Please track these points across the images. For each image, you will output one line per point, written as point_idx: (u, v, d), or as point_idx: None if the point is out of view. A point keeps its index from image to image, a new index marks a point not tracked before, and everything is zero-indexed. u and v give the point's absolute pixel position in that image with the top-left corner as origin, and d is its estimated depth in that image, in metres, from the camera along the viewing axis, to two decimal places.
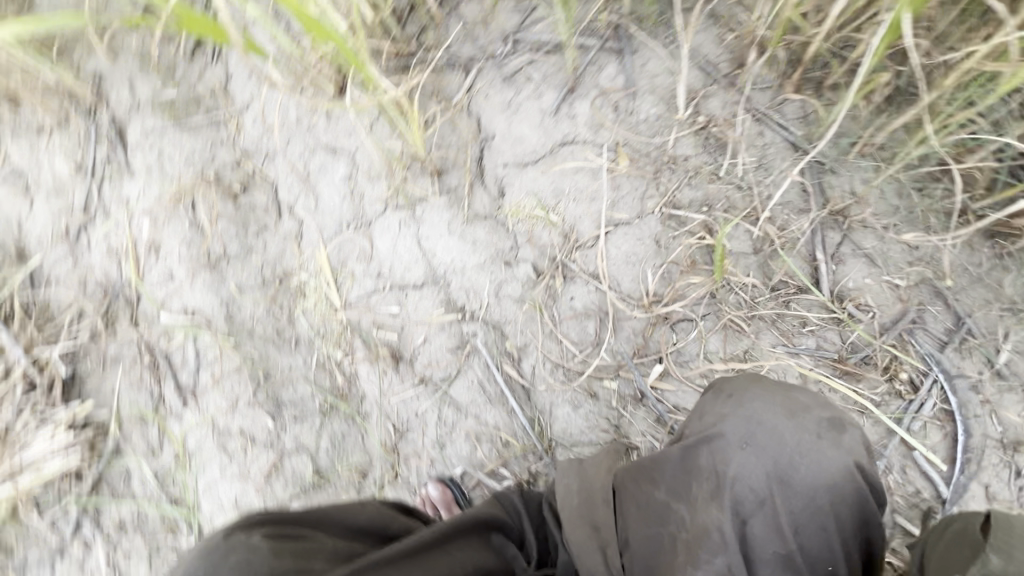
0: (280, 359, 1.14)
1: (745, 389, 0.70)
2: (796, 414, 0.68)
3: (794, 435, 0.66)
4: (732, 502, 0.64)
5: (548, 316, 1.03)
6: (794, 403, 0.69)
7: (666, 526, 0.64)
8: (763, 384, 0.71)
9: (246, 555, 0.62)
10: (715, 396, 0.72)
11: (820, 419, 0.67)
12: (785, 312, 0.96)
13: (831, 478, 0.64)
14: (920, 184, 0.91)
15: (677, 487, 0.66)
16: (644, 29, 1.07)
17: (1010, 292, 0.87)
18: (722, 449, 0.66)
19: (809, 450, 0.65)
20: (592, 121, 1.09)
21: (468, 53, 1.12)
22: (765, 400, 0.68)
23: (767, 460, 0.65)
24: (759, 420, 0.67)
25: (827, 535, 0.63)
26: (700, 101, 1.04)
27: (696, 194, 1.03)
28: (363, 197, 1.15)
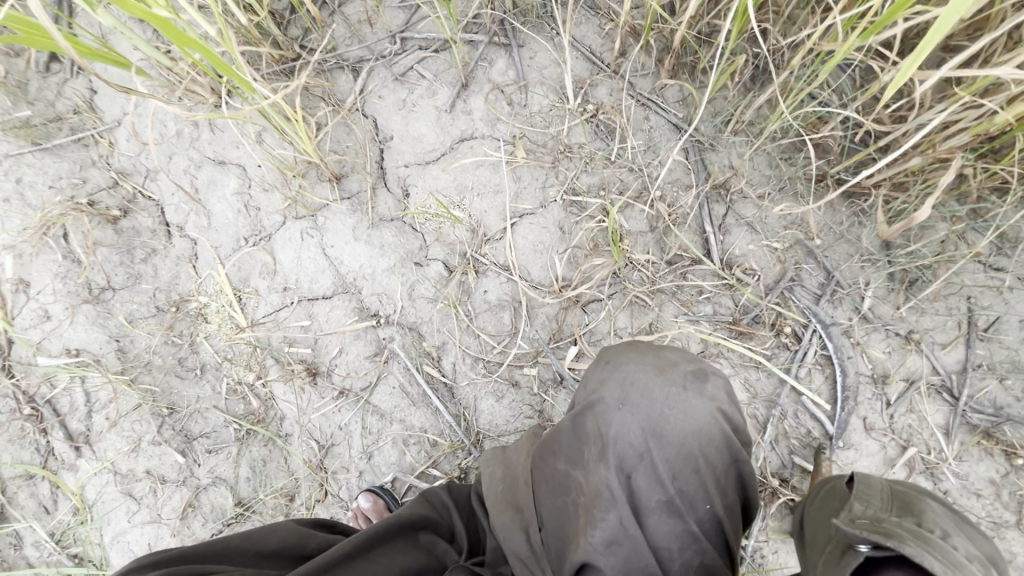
0: (184, 390, 1.07)
1: (620, 352, 0.67)
2: (664, 369, 0.65)
3: (661, 388, 0.63)
4: (612, 461, 0.62)
5: (464, 312, 1.04)
6: (664, 359, 0.66)
7: (569, 494, 0.64)
8: (638, 346, 0.69)
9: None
10: (597, 364, 0.69)
11: (686, 368, 0.64)
12: (682, 283, 1.02)
13: (701, 424, 0.62)
14: (786, 154, 1.00)
15: (569, 455, 0.65)
16: (529, 23, 1.10)
17: (868, 244, 0.98)
18: (602, 413, 0.63)
19: (677, 401, 0.62)
20: (488, 116, 1.11)
21: (358, 53, 1.12)
22: (635, 361, 0.65)
23: (642, 416, 0.62)
24: (630, 379, 0.64)
25: (702, 477, 0.61)
26: (587, 90, 1.09)
27: (592, 179, 1.07)
28: (259, 210, 1.10)
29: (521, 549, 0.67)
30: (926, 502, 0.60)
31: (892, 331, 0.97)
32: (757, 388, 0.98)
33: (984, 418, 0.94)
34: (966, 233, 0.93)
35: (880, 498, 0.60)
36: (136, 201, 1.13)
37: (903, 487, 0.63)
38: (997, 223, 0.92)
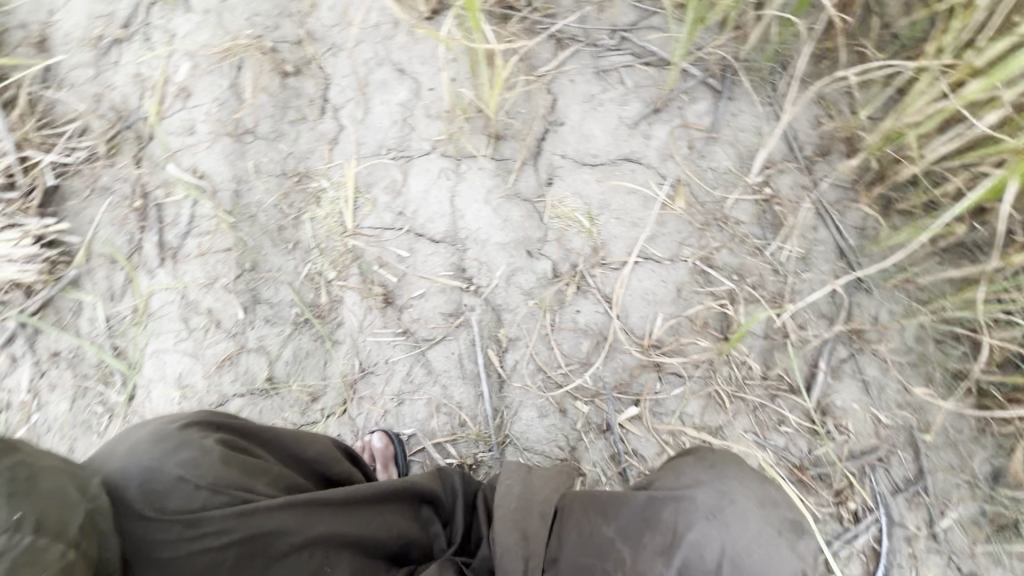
0: (271, 256, 1.09)
1: (727, 465, 0.70)
2: (766, 504, 0.67)
3: (758, 523, 0.65)
4: (676, 560, 0.63)
5: (549, 319, 1.02)
6: (768, 493, 0.69)
7: (604, 561, 0.65)
8: (745, 467, 0.71)
9: (197, 454, 0.59)
10: (698, 461, 0.72)
11: (785, 513, 0.67)
12: (768, 404, 0.97)
13: None
14: (941, 339, 0.93)
15: (629, 527, 0.66)
16: (750, 81, 1.05)
17: (976, 467, 0.90)
18: (688, 511, 0.66)
19: (766, 542, 0.64)
20: (664, 150, 1.06)
21: (573, 30, 1.09)
22: (741, 481, 0.68)
23: (729, 535, 0.64)
24: (730, 495, 0.66)
25: None
26: (772, 173, 1.03)
27: (732, 259, 1.02)
28: (413, 129, 1.11)
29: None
30: None
31: (954, 562, 0.89)
32: None
33: None
34: None
35: None
36: (310, 67, 1.16)
37: None
38: None
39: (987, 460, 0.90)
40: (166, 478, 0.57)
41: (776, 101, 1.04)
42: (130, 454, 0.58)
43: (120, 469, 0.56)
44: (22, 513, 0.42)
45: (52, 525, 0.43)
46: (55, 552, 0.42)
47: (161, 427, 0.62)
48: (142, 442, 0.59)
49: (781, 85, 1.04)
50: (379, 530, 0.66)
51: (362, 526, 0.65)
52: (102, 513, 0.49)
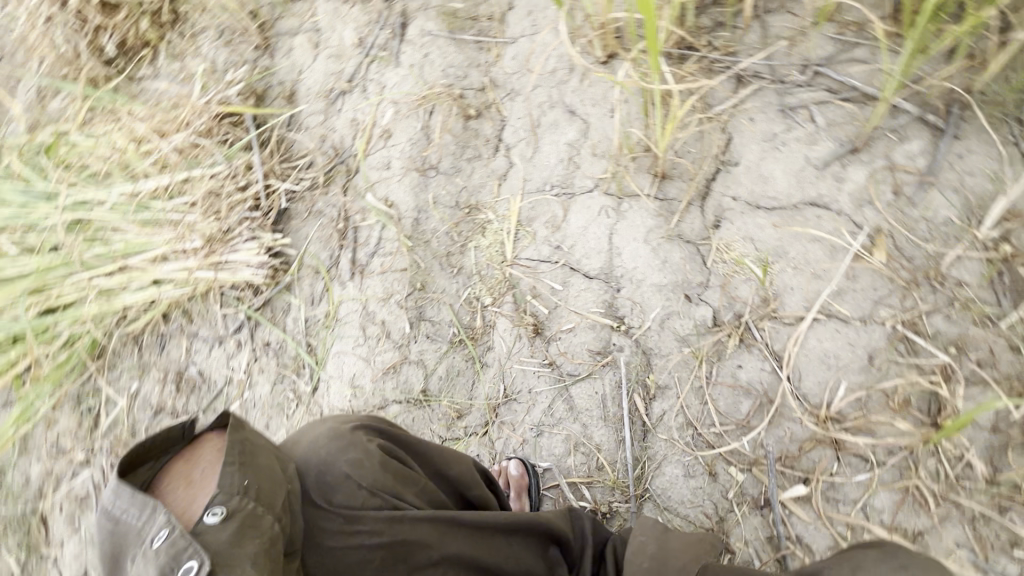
0: (437, 278, 1.20)
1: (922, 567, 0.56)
2: None
3: None
4: None
5: (705, 371, 0.94)
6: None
7: None
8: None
9: (362, 455, 0.64)
10: (880, 555, 0.59)
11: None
12: (994, 517, 0.77)
13: None
14: None
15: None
16: (985, 117, 0.88)
17: None
18: None
19: None
20: (860, 195, 0.93)
21: (756, 66, 1.02)
22: None
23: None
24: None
25: None
26: (1014, 227, 0.85)
27: (949, 327, 0.85)
28: (578, 167, 1.14)
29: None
30: None
31: None
32: None
33: None
34: None
35: None
36: (489, 111, 1.27)
37: None
38: None
39: None
40: (336, 472, 0.63)
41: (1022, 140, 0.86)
42: (309, 446, 0.65)
43: (304, 460, 0.64)
44: (247, 482, 0.51)
45: (266, 497, 0.51)
46: (268, 520, 0.50)
47: (336, 425, 0.68)
48: (320, 438, 0.67)
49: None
50: (505, 558, 0.67)
51: (490, 552, 0.66)
52: (295, 494, 0.57)
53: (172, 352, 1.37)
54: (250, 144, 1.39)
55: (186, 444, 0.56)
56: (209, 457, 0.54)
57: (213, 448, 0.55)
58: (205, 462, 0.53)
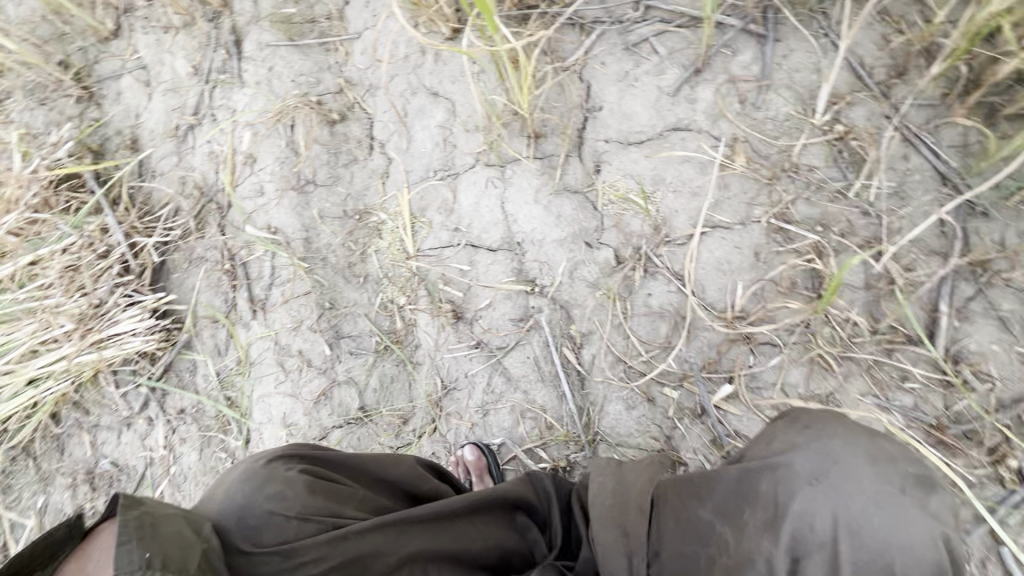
0: (346, 292, 1.16)
1: (824, 423, 0.62)
2: (880, 461, 0.58)
3: (874, 483, 0.57)
4: (783, 536, 0.57)
5: (621, 308, 0.98)
6: (877, 446, 0.59)
7: (706, 548, 0.60)
8: (846, 421, 0.62)
9: (284, 488, 0.62)
10: (789, 423, 0.65)
11: (904, 465, 0.58)
12: (884, 361, 0.86)
13: (913, 544, 0.54)
14: None
15: (723, 510, 0.61)
16: (796, 17, 0.97)
17: None
18: (785, 480, 0.59)
19: (890, 505, 0.55)
20: (712, 110, 1.01)
21: (593, 13, 1.07)
22: (846, 440, 0.60)
23: (839, 500, 0.57)
24: (834, 458, 0.59)
25: None
26: (841, 108, 0.94)
27: (812, 210, 0.93)
28: (455, 147, 1.13)
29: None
30: None
31: None
32: None
33: None
34: None
35: None
36: (353, 111, 1.22)
37: None
38: None
39: None
40: (259, 514, 0.61)
41: (830, 30, 0.96)
42: (222, 496, 0.62)
43: (219, 511, 0.61)
44: (148, 554, 0.50)
45: (173, 564, 0.51)
46: None
47: (251, 465, 0.66)
48: (235, 483, 0.64)
49: (833, 12, 0.96)
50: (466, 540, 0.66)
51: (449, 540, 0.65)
52: (215, 553, 0.55)
53: (75, 452, 1.23)
54: (99, 205, 1.26)
55: (81, 540, 0.55)
56: (101, 546, 0.54)
57: (107, 536, 0.54)
58: (98, 552, 0.53)
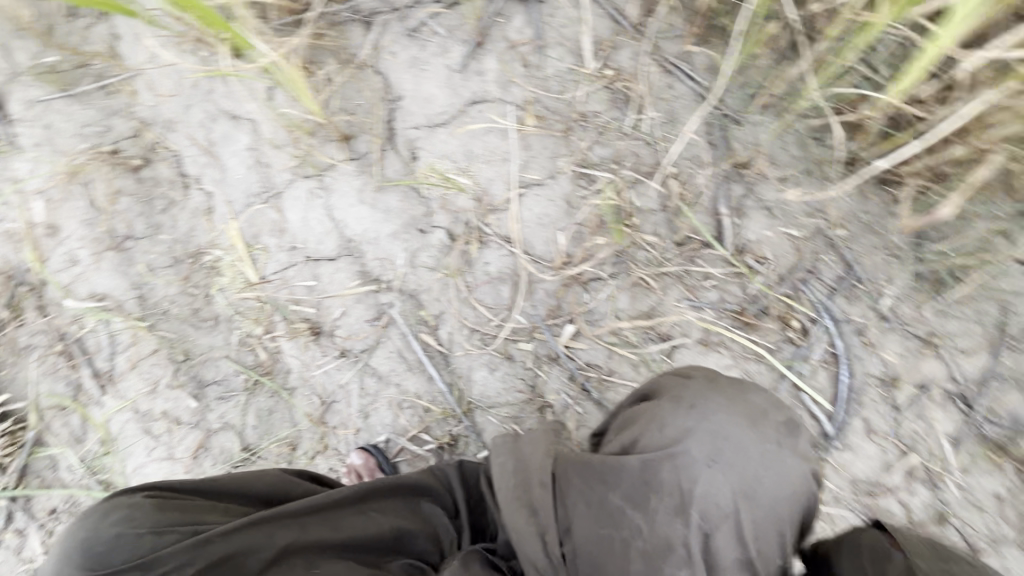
0: (199, 339, 1.12)
1: (706, 399, 0.69)
2: (756, 423, 0.67)
3: (757, 446, 0.65)
4: (695, 516, 0.62)
5: (463, 282, 1.03)
6: (747, 408, 0.69)
7: (620, 531, 0.62)
8: (722, 392, 0.70)
9: (132, 511, 0.73)
10: (677, 405, 0.70)
11: (769, 415, 0.69)
12: (690, 268, 0.97)
13: (790, 488, 0.64)
14: (816, 134, 0.95)
15: (637, 496, 0.63)
16: None
17: (895, 240, 0.91)
18: (688, 465, 0.64)
19: (770, 460, 0.65)
20: (501, 78, 1.07)
21: (371, 6, 1.08)
22: (727, 413, 0.68)
23: (733, 469, 0.64)
24: (724, 433, 0.66)
25: (781, 538, 0.63)
26: (608, 53, 1.04)
27: (605, 151, 1.03)
28: (269, 167, 1.11)
29: (540, 559, 0.64)
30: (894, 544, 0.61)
31: (908, 332, 0.89)
32: (756, 381, 0.93)
33: (1001, 433, 0.87)
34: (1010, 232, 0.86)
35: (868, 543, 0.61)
36: (157, 153, 1.15)
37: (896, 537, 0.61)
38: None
39: (902, 229, 0.91)
40: (105, 539, 0.71)
41: None
42: (78, 536, 0.72)
43: (77, 549, 0.71)
44: None
45: None
46: None
47: (105, 502, 0.76)
48: (83, 525, 0.74)
49: None
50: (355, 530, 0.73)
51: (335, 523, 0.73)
52: None
53: None
54: None
55: None
56: None
57: None
58: None
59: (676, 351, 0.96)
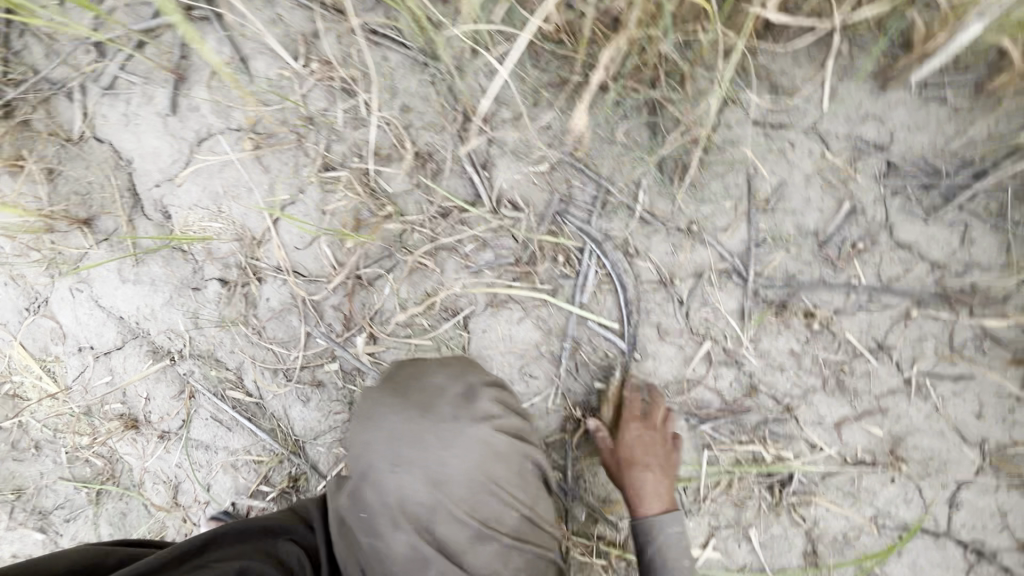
0: (28, 470, 1.08)
1: (379, 402, 0.67)
2: (429, 408, 0.66)
3: (434, 427, 0.65)
4: (405, 522, 0.62)
5: (250, 325, 1.00)
6: (423, 398, 0.67)
7: (384, 561, 0.62)
8: (395, 390, 0.69)
9: None
10: (358, 420, 0.67)
11: (453, 390, 0.69)
12: (460, 235, 0.95)
13: (478, 450, 0.65)
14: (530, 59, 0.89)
15: (368, 525, 0.63)
16: None
17: (635, 140, 0.89)
18: (378, 478, 0.63)
19: (449, 437, 0.65)
20: (219, 106, 0.98)
21: (62, 72, 0.98)
22: (395, 412, 0.66)
23: (436, 456, 0.64)
24: (397, 431, 0.64)
25: (493, 493, 0.65)
26: (311, 44, 0.97)
27: (344, 147, 0.98)
28: (25, 279, 1.03)
29: None
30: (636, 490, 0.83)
31: (670, 228, 0.90)
32: (550, 323, 0.93)
33: (778, 294, 0.89)
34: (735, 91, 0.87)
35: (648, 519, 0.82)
36: None
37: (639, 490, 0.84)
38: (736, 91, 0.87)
39: (637, 125, 0.88)
40: None
41: None
42: None
43: None
44: None
45: None
46: None
47: None
48: None
49: None
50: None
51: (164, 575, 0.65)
52: None
53: None
54: None
55: None
56: None
57: None
58: None
59: (469, 321, 0.95)
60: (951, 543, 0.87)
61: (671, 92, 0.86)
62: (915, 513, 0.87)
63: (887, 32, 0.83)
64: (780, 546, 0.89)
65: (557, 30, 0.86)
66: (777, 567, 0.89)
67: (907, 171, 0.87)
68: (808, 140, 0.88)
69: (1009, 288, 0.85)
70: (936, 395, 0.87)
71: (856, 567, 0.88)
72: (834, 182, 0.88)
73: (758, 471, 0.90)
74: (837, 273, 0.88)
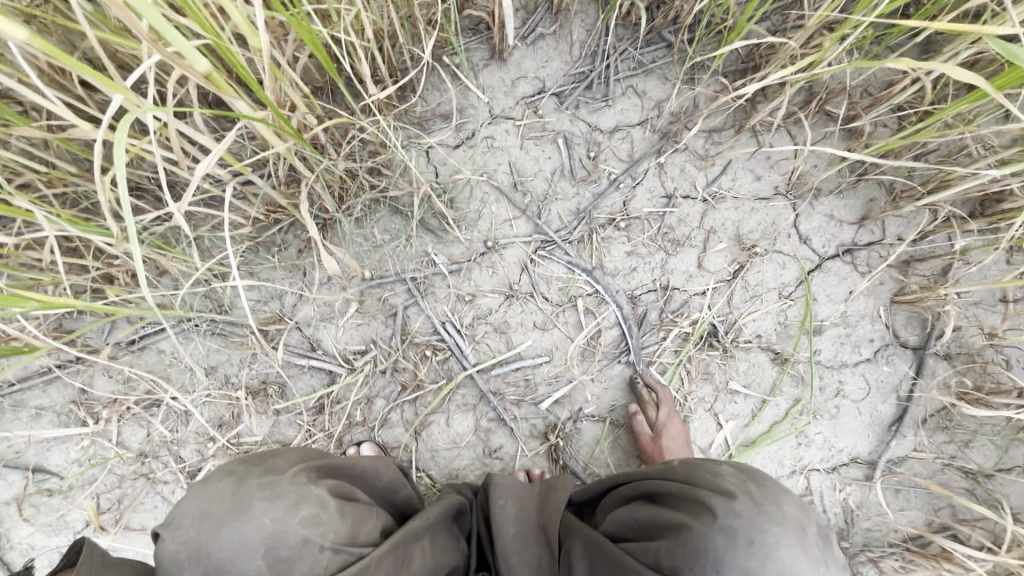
0: None
1: (693, 507, 0.59)
2: (752, 515, 0.57)
3: (737, 546, 0.56)
4: None
5: None
6: (723, 500, 0.59)
7: None
8: (710, 491, 0.60)
9: (227, 477, 0.59)
10: (666, 521, 0.60)
11: (751, 486, 0.61)
12: (345, 412, 0.95)
13: (784, 559, 0.56)
14: (270, 248, 0.93)
15: None
16: None
17: (392, 227, 0.96)
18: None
19: (754, 548, 0.56)
20: (55, 522, 0.92)
21: None
22: (722, 527, 0.57)
23: (753, 562, 0.55)
24: (701, 547, 0.56)
25: None
26: (84, 401, 0.92)
27: (188, 447, 0.93)
28: None
29: None
30: (712, 467, 0.63)
31: (474, 259, 0.98)
32: (470, 401, 0.96)
33: (582, 229, 1.01)
34: (420, 139, 0.98)
35: (708, 486, 0.61)
36: None
37: (700, 462, 0.65)
38: (416, 138, 0.98)
39: (385, 218, 0.96)
40: (221, 490, 0.57)
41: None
42: (202, 495, 0.57)
43: (210, 491, 0.57)
44: None
45: None
46: None
47: (244, 467, 0.60)
48: (240, 470, 0.60)
49: None
50: (377, 483, 0.66)
51: (254, 477, 0.59)
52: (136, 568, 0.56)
53: None
54: None
55: None
56: None
57: None
58: None
59: (416, 464, 0.94)
60: (830, 263, 1.01)
61: (384, 182, 0.93)
62: (794, 268, 1.01)
63: (471, 28, 1.00)
64: (757, 373, 0.99)
65: (267, 215, 0.90)
66: (769, 388, 0.99)
67: (570, 89, 1.03)
68: (499, 126, 1.02)
69: (692, 94, 1.02)
70: (726, 192, 1.02)
71: (805, 335, 0.99)
72: (538, 134, 1.02)
73: (693, 344, 0.99)
74: (597, 183, 1.02)
